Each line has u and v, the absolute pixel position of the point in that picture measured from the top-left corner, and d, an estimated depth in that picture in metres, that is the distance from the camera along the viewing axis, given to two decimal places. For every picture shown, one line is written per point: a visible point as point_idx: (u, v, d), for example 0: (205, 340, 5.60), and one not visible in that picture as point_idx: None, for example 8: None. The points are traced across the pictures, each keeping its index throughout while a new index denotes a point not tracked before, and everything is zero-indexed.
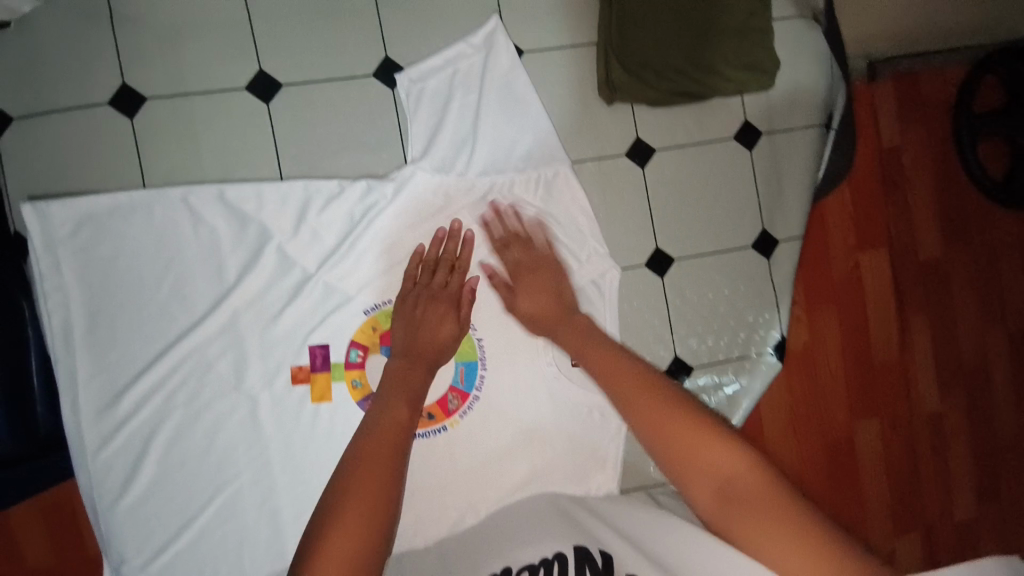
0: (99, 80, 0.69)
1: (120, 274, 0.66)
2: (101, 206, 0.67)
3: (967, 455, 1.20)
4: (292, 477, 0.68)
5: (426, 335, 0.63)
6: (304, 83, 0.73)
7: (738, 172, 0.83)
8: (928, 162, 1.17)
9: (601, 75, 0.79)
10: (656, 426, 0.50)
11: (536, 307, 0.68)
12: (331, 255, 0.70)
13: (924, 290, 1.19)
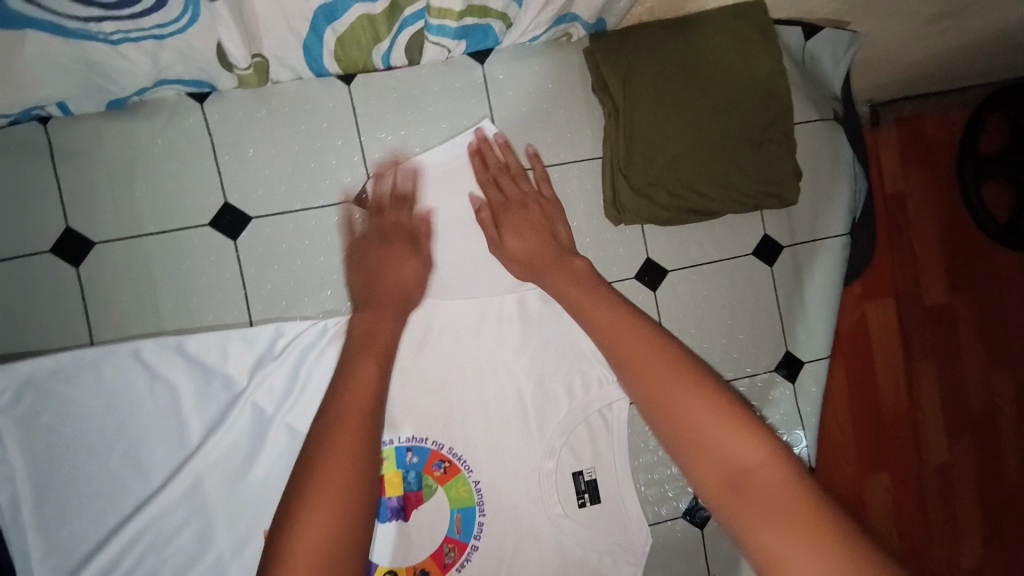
0: (41, 225, 0.63)
1: (70, 442, 0.62)
2: (45, 368, 0.62)
3: (975, 498, 1.25)
4: None
5: (389, 275, 0.65)
6: (277, 214, 0.67)
7: (757, 289, 0.77)
8: (932, 208, 1.22)
9: (608, 196, 0.73)
10: (665, 396, 0.49)
11: (532, 246, 0.67)
12: (295, 399, 0.66)
13: (932, 334, 1.24)
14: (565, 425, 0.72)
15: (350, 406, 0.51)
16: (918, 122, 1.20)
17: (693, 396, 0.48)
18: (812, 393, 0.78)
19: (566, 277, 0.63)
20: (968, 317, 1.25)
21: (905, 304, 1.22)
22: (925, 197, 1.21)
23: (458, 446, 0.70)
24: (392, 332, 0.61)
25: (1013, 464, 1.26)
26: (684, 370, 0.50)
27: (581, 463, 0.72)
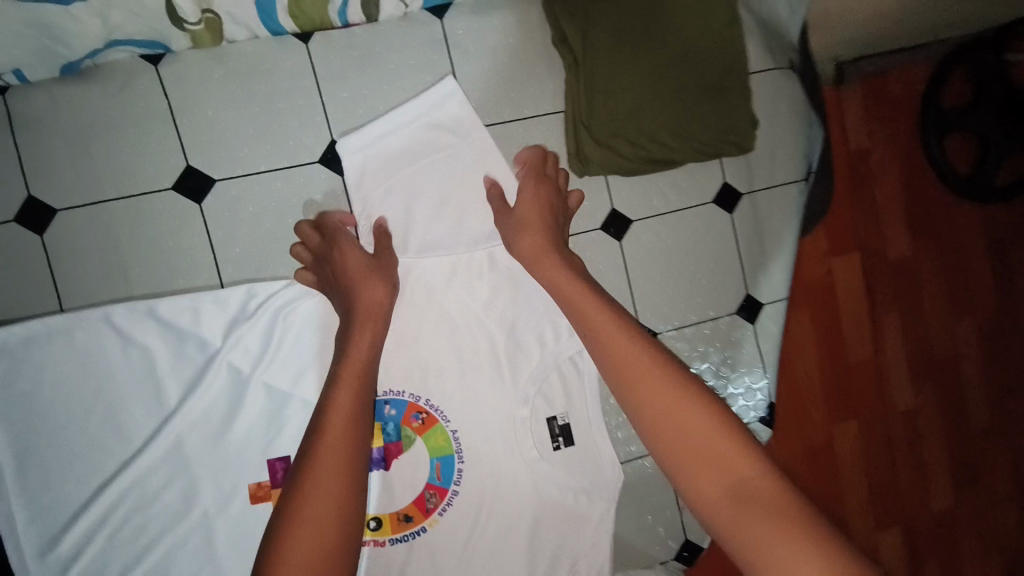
0: (2, 193, 0.63)
1: (47, 409, 0.63)
2: (17, 337, 0.62)
3: (942, 442, 1.34)
4: None
5: (358, 300, 0.62)
6: (241, 176, 0.67)
7: (718, 236, 0.80)
8: (896, 163, 1.26)
9: (572, 149, 0.74)
10: (668, 414, 0.52)
11: (532, 229, 0.67)
12: (268, 357, 0.67)
13: (899, 288, 1.30)
14: (537, 375, 0.74)
15: (332, 432, 0.56)
16: (883, 79, 1.23)
17: (696, 412, 0.52)
18: (773, 334, 0.81)
19: (560, 270, 0.65)
20: (931, 271, 1.32)
21: (872, 256, 1.27)
22: (888, 153, 1.26)
23: (435, 397, 0.72)
24: (365, 368, 0.61)
25: (973, 406, 1.36)
26: (687, 388, 0.53)
27: (554, 410, 0.75)
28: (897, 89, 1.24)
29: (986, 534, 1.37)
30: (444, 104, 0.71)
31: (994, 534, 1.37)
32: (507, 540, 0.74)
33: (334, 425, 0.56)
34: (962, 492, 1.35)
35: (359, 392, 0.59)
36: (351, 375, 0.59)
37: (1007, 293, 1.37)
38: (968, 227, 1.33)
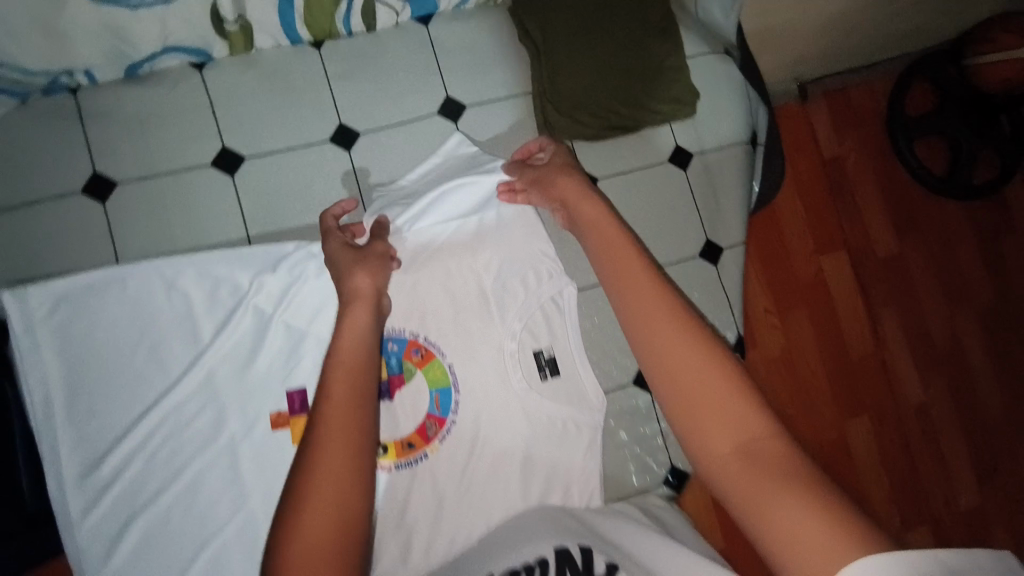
0: (74, 171, 0.77)
1: (98, 346, 0.74)
2: (78, 286, 0.74)
3: (959, 433, 1.37)
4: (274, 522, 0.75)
5: (347, 286, 0.66)
6: (266, 153, 0.82)
7: (674, 190, 0.91)
8: (868, 168, 1.38)
9: (540, 119, 0.87)
10: (679, 368, 0.49)
11: (571, 188, 0.68)
12: (287, 298, 0.78)
13: (891, 285, 1.37)
14: (522, 313, 0.84)
15: (334, 426, 0.53)
16: (844, 94, 1.37)
17: (711, 366, 0.48)
18: (733, 274, 0.91)
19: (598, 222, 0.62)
20: (921, 267, 1.39)
21: (860, 253, 1.36)
22: (859, 160, 1.37)
23: (432, 334, 0.82)
24: (360, 359, 0.58)
25: (989, 397, 1.39)
26: (710, 349, 0.49)
27: (539, 343, 0.84)
28: (858, 103, 1.37)
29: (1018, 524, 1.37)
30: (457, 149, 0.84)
31: None
32: (502, 464, 0.81)
33: (334, 400, 0.54)
34: (987, 487, 1.37)
35: (360, 383, 0.56)
36: (351, 349, 0.59)
37: (1004, 287, 1.41)
38: (955, 224, 1.41)
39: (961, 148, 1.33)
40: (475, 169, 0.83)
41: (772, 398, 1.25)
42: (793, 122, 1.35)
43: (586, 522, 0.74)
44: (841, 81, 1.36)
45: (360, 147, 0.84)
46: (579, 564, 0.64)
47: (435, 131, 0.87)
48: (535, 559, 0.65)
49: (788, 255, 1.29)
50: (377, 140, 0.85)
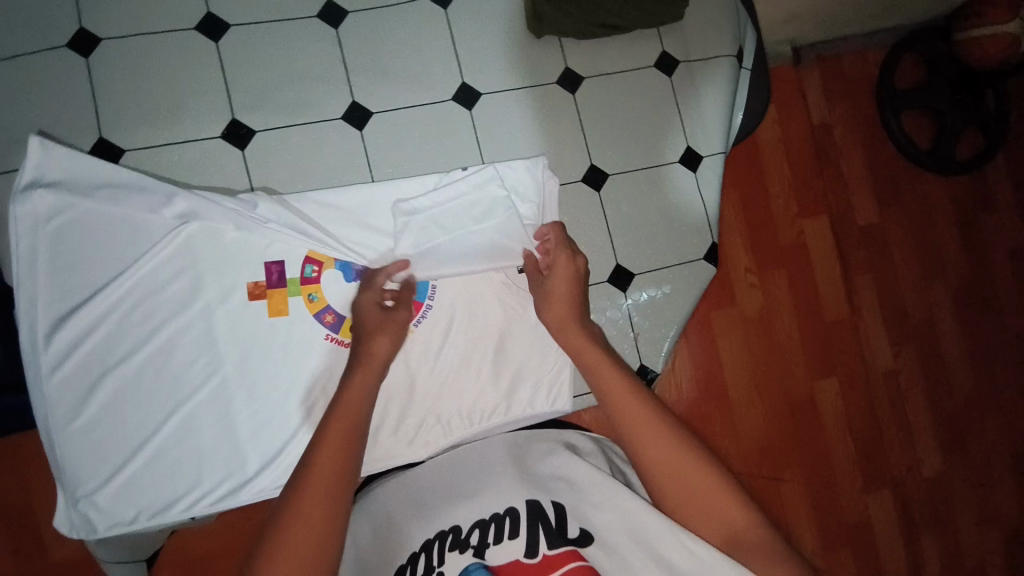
0: (59, 25, 0.77)
1: (67, 199, 0.72)
2: (103, 172, 0.73)
3: (925, 403, 1.39)
4: (248, 392, 0.77)
5: (367, 347, 0.67)
6: (251, 23, 0.81)
7: (659, 95, 0.91)
8: (856, 134, 1.36)
9: (530, 13, 0.85)
10: (666, 469, 0.54)
11: (559, 312, 0.69)
12: (284, 208, 0.77)
13: (869, 251, 1.37)
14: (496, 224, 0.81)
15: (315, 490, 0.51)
16: (837, 61, 1.35)
17: (699, 476, 0.53)
18: (712, 183, 0.91)
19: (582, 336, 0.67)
20: (900, 235, 1.38)
21: (839, 219, 1.35)
22: (848, 127, 1.35)
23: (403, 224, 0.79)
24: (354, 422, 0.59)
25: (956, 371, 1.41)
26: (690, 447, 0.54)
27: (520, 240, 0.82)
28: (850, 70, 1.36)
29: (974, 489, 1.40)
30: (486, 185, 0.81)
31: (982, 493, 1.41)
32: (474, 354, 0.82)
33: (321, 460, 0.54)
34: (951, 459, 1.40)
35: (346, 454, 0.55)
36: (346, 413, 0.59)
37: (981, 265, 1.43)
38: (935, 196, 1.41)
39: (945, 122, 1.34)
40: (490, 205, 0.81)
41: (749, 356, 1.23)
42: (785, 83, 1.30)
43: (546, 468, 0.67)
44: (834, 48, 1.34)
45: (346, 26, 0.83)
46: (551, 525, 0.57)
47: (423, 15, 0.85)
48: (489, 516, 0.61)
49: (768, 211, 1.25)
50: (364, 20, 0.84)
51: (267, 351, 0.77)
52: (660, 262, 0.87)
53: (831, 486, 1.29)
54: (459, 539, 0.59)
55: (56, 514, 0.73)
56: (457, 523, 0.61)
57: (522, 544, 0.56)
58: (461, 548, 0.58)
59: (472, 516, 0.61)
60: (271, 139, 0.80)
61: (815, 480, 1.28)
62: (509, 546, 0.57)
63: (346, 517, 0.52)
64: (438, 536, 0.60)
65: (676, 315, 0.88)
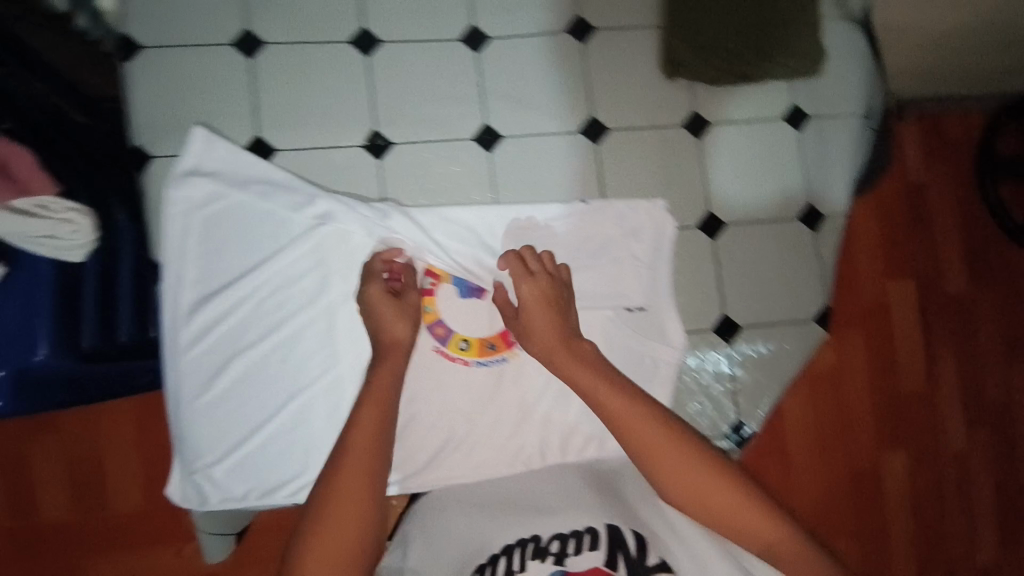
0: (224, 25, 0.80)
1: (218, 194, 0.78)
2: (255, 169, 0.79)
3: (990, 482, 1.28)
4: (359, 392, 0.80)
5: (383, 336, 0.68)
6: (400, 42, 0.83)
7: (784, 149, 0.88)
8: (951, 198, 1.29)
9: (664, 56, 0.86)
10: (694, 490, 0.60)
11: (537, 332, 0.71)
12: (416, 219, 0.81)
13: (953, 322, 1.29)
14: (606, 262, 0.85)
15: (347, 480, 0.57)
16: (936, 121, 1.30)
17: (725, 493, 0.59)
18: (832, 243, 0.88)
19: (580, 365, 0.67)
20: (988, 309, 1.30)
21: (928, 287, 1.27)
22: (944, 190, 1.29)
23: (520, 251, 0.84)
24: (378, 416, 0.61)
25: None
26: (712, 468, 0.60)
27: (633, 280, 0.85)
28: (952, 132, 1.30)
29: None
30: (605, 220, 0.85)
31: None
32: None
33: (351, 463, 0.58)
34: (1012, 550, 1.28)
35: (376, 444, 0.60)
36: (374, 411, 0.61)
37: None
38: None
39: None
40: (608, 240, 0.85)
41: (814, 416, 1.18)
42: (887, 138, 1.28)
43: (631, 501, 0.69)
44: (940, 106, 1.28)
45: (486, 51, 0.85)
46: (633, 552, 0.59)
47: (561, 47, 0.85)
48: (574, 529, 0.63)
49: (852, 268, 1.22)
50: (502, 47, 0.85)
51: (381, 356, 0.81)
52: (767, 319, 0.87)
53: (883, 562, 1.22)
54: (540, 548, 0.62)
55: (173, 483, 0.81)
56: (538, 533, 0.64)
57: (602, 556, 0.59)
58: (542, 556, 0.61)
59: (552, 527, 0.63)
60: (406, 153, 0.83)
61: (867, 553, 1.22)
62: (586, 559, 0.60)
63: (377, 503, 0.57)
64: (520, 541, 0.63)
65: (778, 374, 0.87)
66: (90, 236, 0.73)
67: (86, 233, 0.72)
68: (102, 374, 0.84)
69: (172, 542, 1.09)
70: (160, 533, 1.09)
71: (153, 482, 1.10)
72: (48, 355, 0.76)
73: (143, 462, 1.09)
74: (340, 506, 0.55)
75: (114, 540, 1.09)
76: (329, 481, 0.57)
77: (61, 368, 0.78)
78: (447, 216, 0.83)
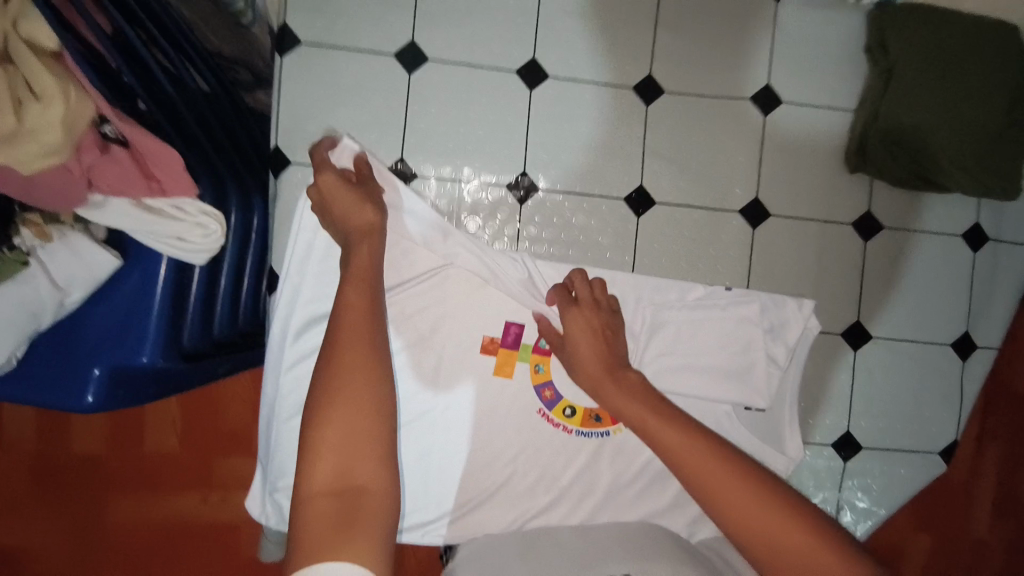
0: (393, 31, 0.76)
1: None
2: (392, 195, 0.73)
3: None
4: (456, 434, 0.79)
5: (351, 221, 0.62)
6: (570, 78, 0.77)
7: (954, 268, 0.81)
8: None
9: (854, 145, 0.77)
10: (753, 526, 0.54)
11: (585, 354, 0.67)
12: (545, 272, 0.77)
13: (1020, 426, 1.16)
14: (735, 356, 0.78)
15: (344, 381, 0.51)
16: None
17: (774, 517, 0.54)
18: (977, 377, 0.83)
19: (629, 396, 0.63)
20: None
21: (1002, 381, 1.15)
22: None
23: (649, 321, 0.78)
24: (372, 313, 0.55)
25: None
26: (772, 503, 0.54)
27: (762, 377, 0.77)
28: None
29: None
30: (746, 308, 0.77)
31: None
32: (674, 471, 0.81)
33: (348, 356, 0.52)
34: None
35: (371, 338, 0.54)
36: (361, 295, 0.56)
37: None
38: None
39: None
40: (749, 327, 0.77)
41: None
42: None
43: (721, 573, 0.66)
44: None
45: (658, 104, 0.78)
46: None
47: (738, 114, 0.78)
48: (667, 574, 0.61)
49: None
50: (676, 101, 0.78)
51: (485, 406, 0.80)
52: (888, 443, 0.82)
53: None
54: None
55: (252, 497, 0.78)
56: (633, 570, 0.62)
57: None
58: None
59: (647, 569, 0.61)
60: (551, 201, 0.78)
61: None
62: None
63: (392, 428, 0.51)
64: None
65: (886, 501, 0.83)
66: (219, 242, 0.69)
67: (215, 238, 0.68)
68: (190, 372, 0.78)
69: (199, 486, 1.14)
70: (188, 477, 1.13)
71: (188, 440, 1.13)
72: (152, 360, 0.70)
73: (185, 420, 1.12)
74: (345, 351, 0.52)
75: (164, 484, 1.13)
76: (329, 352, 0.52)
77: (161, 369, 0.73)
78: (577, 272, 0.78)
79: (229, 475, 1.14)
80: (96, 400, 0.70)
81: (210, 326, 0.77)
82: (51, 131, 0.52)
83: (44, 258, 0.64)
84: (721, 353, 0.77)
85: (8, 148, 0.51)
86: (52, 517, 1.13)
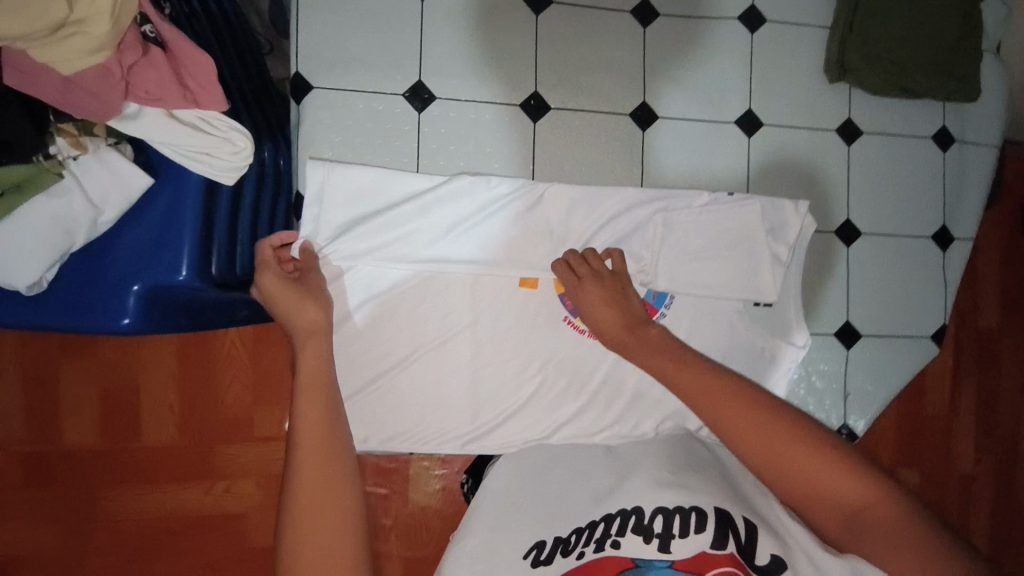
0: None
1: (364, 200, 0.79)
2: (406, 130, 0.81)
3: (990, 510, 1.25)
4: (483, 350, 0.82)
5: (297, 326, 0.63)
6: (572, 4, 0.83)
7: (929, 166, 0.89)
8: (1006, 234, 1.25)
9: (833, 59, 0.84)
10: (766, 453, 0.52)
11: (608, 322, 0.70)
12: (555, 190, 0.81)
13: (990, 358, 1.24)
14: (743, 257, 0.82)
15: (305, 472, 0.52)
16: None
17: (791, 449, 0.51)
18: (957, 265, 0.90)
19: (655, 352, 0.63)
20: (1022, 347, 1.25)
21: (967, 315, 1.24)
22: (1001, 221, 1.25)
23: (655, 233, 0.82)
24: (330, 407, 0.57)
25: None
26: (795, 436, 0.51)
27: (767, 277, 0.82)
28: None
29: None
30: (748, 211, 0.82)
31: None
32: None
33: (307, 447, 0.53)
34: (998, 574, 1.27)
35: (327, 424, 0.55)
36: (314, 396, 0.56)
37: None
38: None
39: None
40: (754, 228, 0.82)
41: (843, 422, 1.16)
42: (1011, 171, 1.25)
43: (737, 478, 0.63)
44: None
45: (655, 27, 0.84)
46: (743, 539, 0.52)
47: (727, 35, 0.85)
48: (676, 504, 0.56)
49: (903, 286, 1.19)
50: (669, 24, 0.84)
51: (512, 317, 0.82)
52: (884, 331, 0.89)
53: None
54: (643, 525, 0.56)
55: None
56: (639, 506, 0.58)
57: (707, 538, 0.52)
58: (645, 536, 0.55)
59: (654, 501, 0.58)
60: (566, 119, 0.83)
61: None
62: (692, 541, 0.52)
63: (359, 497, 0.53)
64: (618, 513, 0.59)
65: (887, 386, 0.89)
66: (248, 158, 0.71)
67: (246, 154, 0.70)
68: (219, 301, 0.79)
69: (199, 480, 1.10)
70: (190, 459, 1.10)
71: (185, 417, 1.10)
72: (189, 278, 0.70)
73: (180, 396, 1.09)
74: (305, 453, 0.53)
75: (160, 466, 1.10)
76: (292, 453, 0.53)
77: (192, 292, 0.73)
78: (586, 188, 0.81)
79: (232, 464, 1.11)
80: (132, 323, 0.70)
81: (235, 255, 0.79)
82: (98, 21, 0.54)
83: (78, 172, 0.65)
84: (726, 256, 0.82)
85: (59, 42, 0.54)
86: (41, 521, 1.08)
